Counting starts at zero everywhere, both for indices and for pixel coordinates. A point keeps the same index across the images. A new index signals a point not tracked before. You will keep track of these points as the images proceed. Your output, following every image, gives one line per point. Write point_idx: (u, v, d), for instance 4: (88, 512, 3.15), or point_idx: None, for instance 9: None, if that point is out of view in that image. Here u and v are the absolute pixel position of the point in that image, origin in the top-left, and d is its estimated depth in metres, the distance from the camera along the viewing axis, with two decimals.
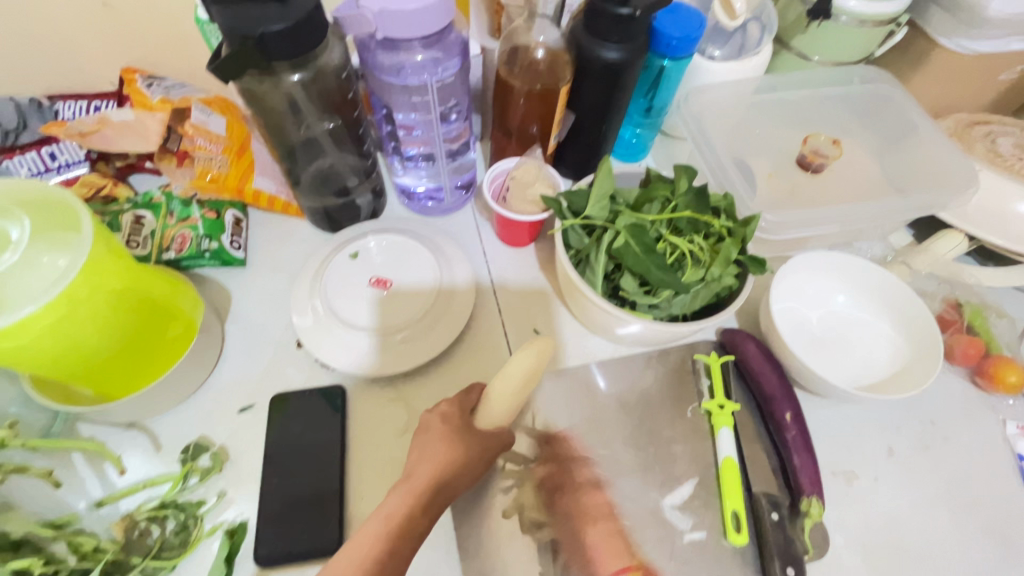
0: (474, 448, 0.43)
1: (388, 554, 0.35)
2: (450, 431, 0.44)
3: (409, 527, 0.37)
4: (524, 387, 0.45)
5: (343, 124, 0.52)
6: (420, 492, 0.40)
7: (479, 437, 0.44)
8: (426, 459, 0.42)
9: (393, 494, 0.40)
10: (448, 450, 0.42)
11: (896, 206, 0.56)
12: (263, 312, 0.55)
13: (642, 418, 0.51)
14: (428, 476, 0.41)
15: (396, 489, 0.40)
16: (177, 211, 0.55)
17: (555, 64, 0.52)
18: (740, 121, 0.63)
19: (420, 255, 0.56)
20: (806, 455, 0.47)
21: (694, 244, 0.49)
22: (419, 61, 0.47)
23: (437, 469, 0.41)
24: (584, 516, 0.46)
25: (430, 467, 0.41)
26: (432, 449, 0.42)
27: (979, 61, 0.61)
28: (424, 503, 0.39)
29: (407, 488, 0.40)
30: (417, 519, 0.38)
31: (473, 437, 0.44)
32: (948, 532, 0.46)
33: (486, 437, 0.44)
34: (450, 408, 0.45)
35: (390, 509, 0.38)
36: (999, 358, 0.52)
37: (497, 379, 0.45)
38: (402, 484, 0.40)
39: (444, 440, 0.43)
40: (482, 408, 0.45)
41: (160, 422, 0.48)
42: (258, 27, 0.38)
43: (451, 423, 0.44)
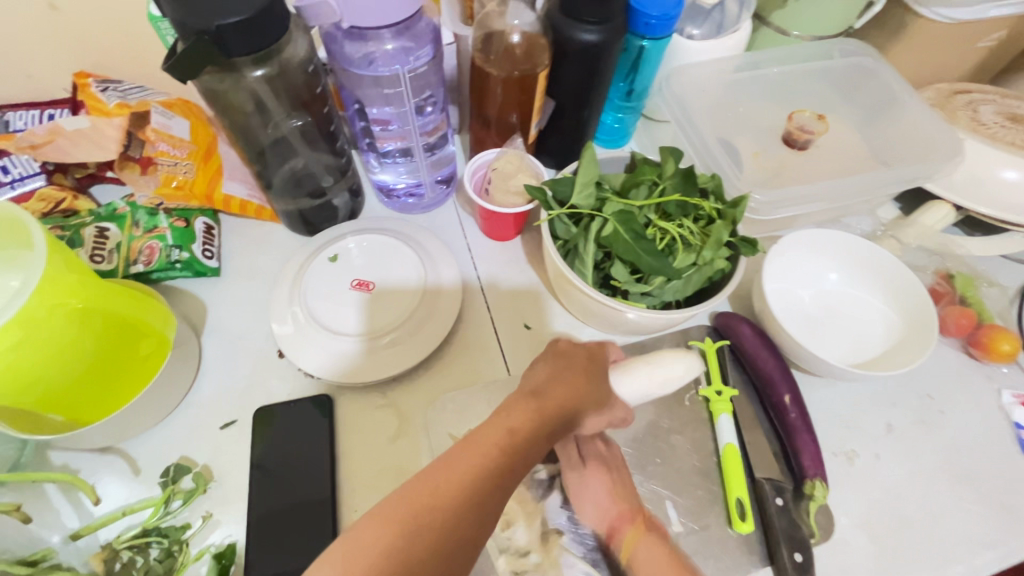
0: (605, 396, 0.41)
1: (504, 460, 0.32)
2: (571, 361, 0.40)
3: (532, 443, 0.34)
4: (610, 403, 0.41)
5: (312, 121, 0.50)
6: (548, 407, 0.36)
7: (601, 385, 0.41)
8: (560, 379, 0.38)
9: (518, 399, 0.36)
10: (568, 378, 0.39)
11: (883, 179, 0.55)
12: (240, 323, 0.52)
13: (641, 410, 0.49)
14: (558, 395, 0.37)
15: (524, 400, 0.36)
16: (143, 222, 0.52)
17: (531, 49, 0.50)
18: (723, 99, 0.62)
19: (403, 254, 0.54)
20: (808, 437, 0.46)
21: (684, 228, 0.48)
22: (388, 51, 0.44)
23: (569, 395, 0.38)
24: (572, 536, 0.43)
25: (562, 392, 0.37)
26: (551, 375, 0.39)
27: (958, 30, 0.61)
28: (546, 425, 0.35)
29: (528, 395, 0.36)
30: (537, 440, 0.34)
31: (593, 376, 0.40)
32: (951, 504, 0.46)
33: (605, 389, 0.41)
34: (589, 350, 0.42)
35: (515, 421, 0.34)
36: (993, 328, 0.51)
37: (599, 372, 0.41)
38: (529, 395, 0.36)
39: (563, 369, 0.39)
40: (598, 363, 0.42)
41: (136, 445, 0.46)
42: (213, 20, 0.36)
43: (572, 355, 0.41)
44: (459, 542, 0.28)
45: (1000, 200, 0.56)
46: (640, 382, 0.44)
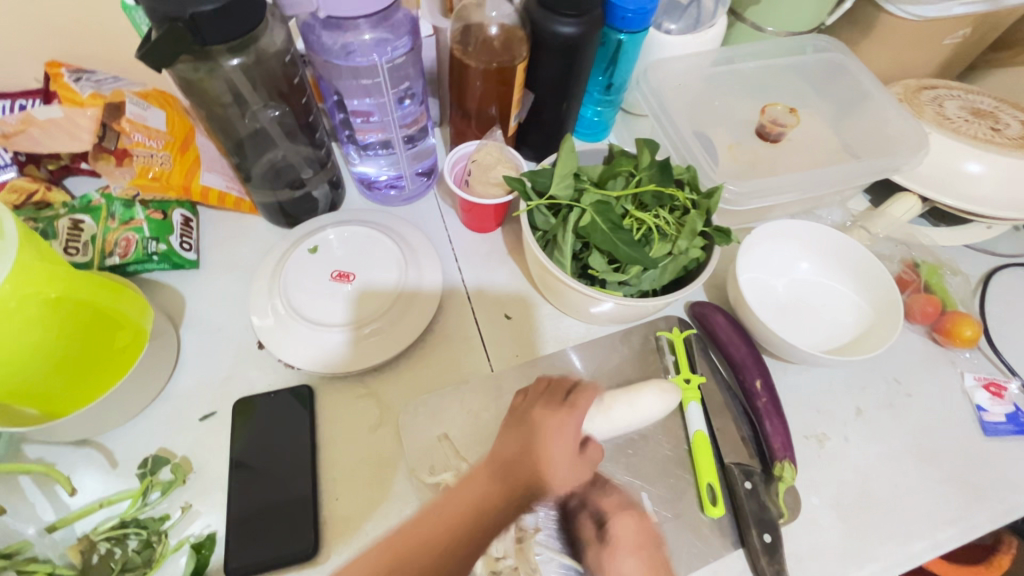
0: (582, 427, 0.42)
1: (458, 544, 0.33)
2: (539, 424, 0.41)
3: (490, 523, 0.35)
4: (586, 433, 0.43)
5: (291, 112, 0.50)
6: (509, 480, 0.37)
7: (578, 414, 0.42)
8: (529, 450, 0.39)
9: (481, 480, 0.37)
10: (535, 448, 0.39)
11: (851, 171, 0.57)
12: (219, 316, 0.52)
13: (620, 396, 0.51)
14: (523, 466, 0.38)
15: (483, 484, 0.37)
16: (119, 214, 0.51)
17: (509, 41, 0.50)
18: (699, 93, 0.63)
19: (383, 244, 0.54)
20: (778, 421, 0.47)
21: (660, 219, 0.49)
22: (366, 41, 0.45)
23: (535, 467, 0.38)
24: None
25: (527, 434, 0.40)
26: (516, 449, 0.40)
27: (923, 27, 0.63)
28: (514, 500, 0.36)
29: (489, 474, 0.38)
30: (499, 519, 0.35)
31: (565, 433, 0.40)
32: (916, 484, 0.48)
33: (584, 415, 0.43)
34: (566, 385, 0.44)
35: (478, 501, 0.36)
36: (955, 314, 0.53)
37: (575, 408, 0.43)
38: (490, 475, 0.38)
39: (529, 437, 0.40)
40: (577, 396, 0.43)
41: (113, 437, 0.46)
42: (187, 7, 0.36)
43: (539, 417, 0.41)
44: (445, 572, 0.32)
45: (964, 192, 0.58)
46: (614, 420, 0.45)
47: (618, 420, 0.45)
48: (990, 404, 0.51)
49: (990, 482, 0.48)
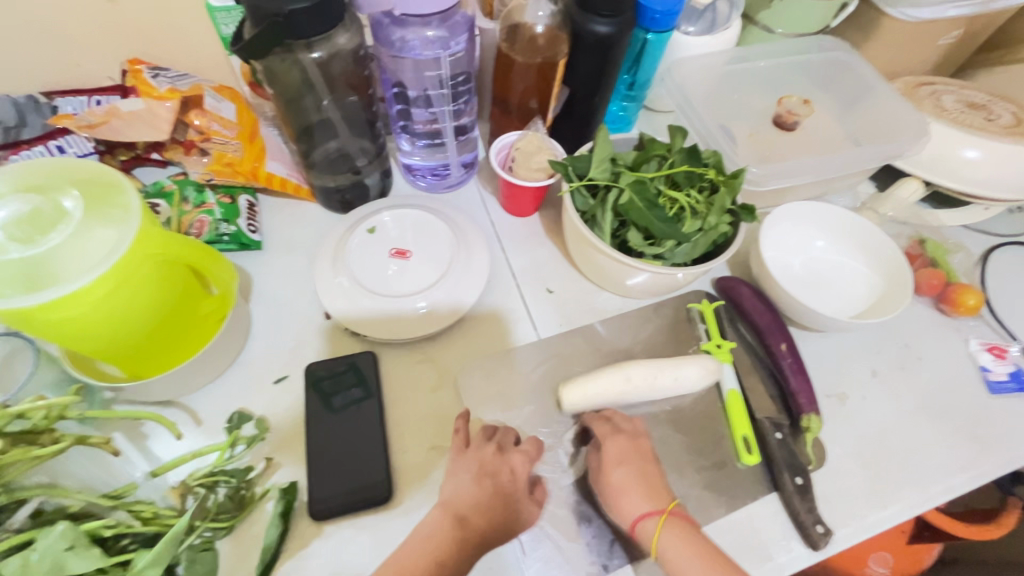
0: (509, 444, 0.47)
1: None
2: (489, 471, 0.44)
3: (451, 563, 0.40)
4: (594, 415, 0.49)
5: (357, 104, 0.55)
6: (471, 540, 0.41)
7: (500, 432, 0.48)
8: (483, 507, 0.43)
9: (441, 525, 0.42)
10: (490, 506, 0.43)
11: (860, 157, 0.62)
12: (284, 291, 0.56)
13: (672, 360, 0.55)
14: (479, 526, 0.42)
15: (448, 530, 0.41)
16: (192, 198, 0.56)
17: (553, 39, 0.55)
18: (718, 88, 0.69)
19: (434, 226, 0.59)
20: (802, 378, 0.52)
21: (691, 198, 0.54)
22: (429, 38, 0.49)
23: (489, 522, 0.43)
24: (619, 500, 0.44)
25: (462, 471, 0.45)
26: (472, 489, 0.43)
27: (922, 28, 0.69)
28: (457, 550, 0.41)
29: (448, 520, 0.42)
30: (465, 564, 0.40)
31: (516, 493, 0.45)
32: (929, 435, 0.52)
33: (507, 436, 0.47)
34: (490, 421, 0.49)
35: (441, 552, 0.40)
36: (959, 285, 0.59)
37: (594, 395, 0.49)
38: (452, 520, 0.42)
39: (487, 488, 0.43)
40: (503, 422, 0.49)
41: (196, 399, 0.50)
42: (285, 5, 0.41)
43: (485, 460, 0.45)
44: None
45: (960, 176, 0.63)
46: (661, 390, 0.50)
47: (665, 388, 0.50)
48: (993, 364, 0.56)
49: (997, 433, 0.53)
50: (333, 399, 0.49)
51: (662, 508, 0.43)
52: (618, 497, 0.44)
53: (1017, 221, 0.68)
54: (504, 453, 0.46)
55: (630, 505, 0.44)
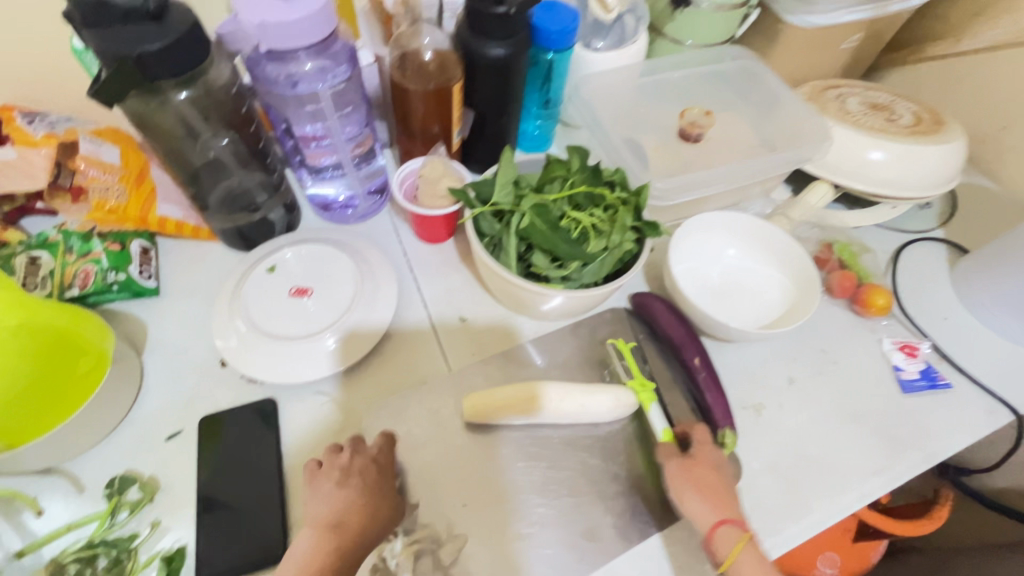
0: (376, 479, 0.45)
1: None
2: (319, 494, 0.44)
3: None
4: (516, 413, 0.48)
5: (241, 141, 0.53)
6: (347, 545, 0.42)
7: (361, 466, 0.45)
8: (354, 518, 0.43)
9: (319, 538, 0.42)
10: (360, 520, 0.43)
11: (769, 163, 0.63)
12: (183, 339, 0.54)
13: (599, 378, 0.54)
14: (354, 533, 0.42)
15: (323, 537, 0.42)
16: (77, 247, 0.52)
17: (444, 64, 0.55)
18: (628, 103, 0.69)
19: (338, 260, 0.57)
20: (717, 393, 0.51)
21: (594, 217, 0.53)
22: (308, 70, 0.48)
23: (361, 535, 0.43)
24: (703, 497, 0.45)
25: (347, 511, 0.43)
26: (327, 510, 0.43)
27: (823, 34, 0.70)
28: (326, 566, 0.40)
29: (326, 541, 0.42)
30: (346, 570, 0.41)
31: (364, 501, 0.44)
32: (844, 441, 0.52)
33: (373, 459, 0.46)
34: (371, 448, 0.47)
35: (318, 573, 0.40)
36: (870, 286, 0.59)
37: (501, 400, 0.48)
38: (324, 543, 0.41)
39: (353, 503, 0.43)
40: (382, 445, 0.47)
41: (79, 463, 0.47)
42: (135, 47, 0.39)
43: (333, 480, 0.44)
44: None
45: (872, 177, 0.63)
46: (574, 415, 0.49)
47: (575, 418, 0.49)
48: (905, 363, 0.56)
49: (911, 433, 0.53)
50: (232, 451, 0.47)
51: (744, 528, 0.45)
52: (710, 498, 0.45)
53: (925, 217, 0.69)
54: (347, 472, 0.45)
55: (718, 508, 0.45)
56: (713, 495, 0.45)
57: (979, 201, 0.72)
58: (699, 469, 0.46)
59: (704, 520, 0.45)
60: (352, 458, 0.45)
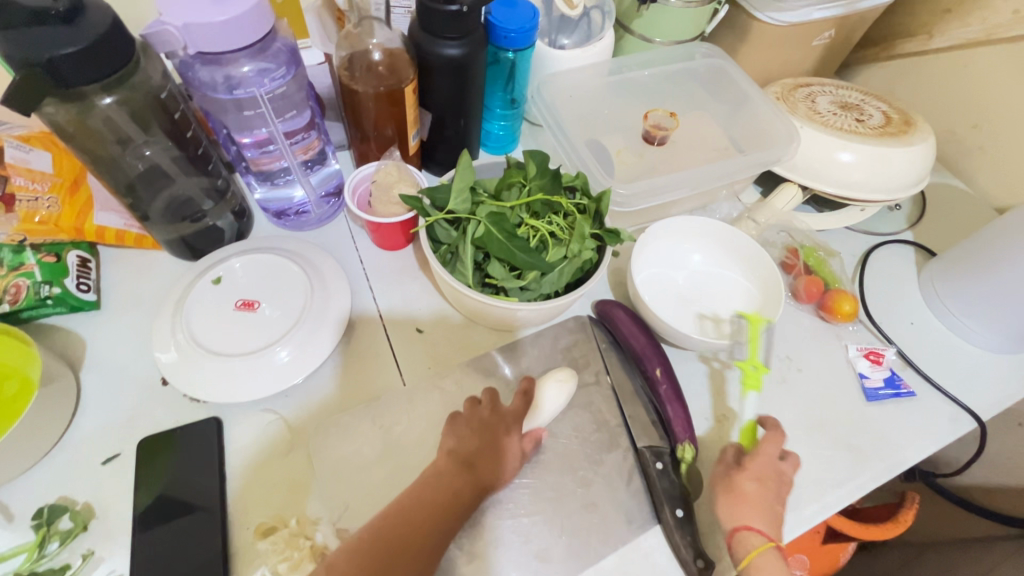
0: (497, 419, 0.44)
1: (429, 538, 0.38)
2: (479, 431, 0.43)
3: (449, 514, 0.40)
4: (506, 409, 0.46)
5: (179, 150, 0.50)
6: (478, 483, 0.42)
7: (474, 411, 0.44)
8: (488, 457, 0.43)
9: (449, 469, 0.41)
10: (491, 453, 0.43)
11: (737, 166, 0.62)
12: (123, 355, 0.51)
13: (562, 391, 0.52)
14: (487, 472, 0.42)
15: (456, 476, 0.41)
16: (8, 259, 0.49)
17: (394, 63, 0.52)
18: (593, 103, 0.67)
19: (288, 270, 0.55)
20: (678, 405, 0.50)
21: (553, 225, 0.51)
22: (247, 73, 0.46)
23: (493, 471, 0.43)
24: (745, 503, 0.44)
25: (461, 458, 0.42)
26: (474, 439, 0.43)
27: (792, 32, 0.68)
28: (452, 503, 0.40)
29: (456, 469, 0.41)
30: (465, 506, 0.41)
31: (510, 445, 0.44)
32: (807, 452, 0.51)
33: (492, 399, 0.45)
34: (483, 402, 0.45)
35: (445, 500, 0.40)
36: (836, 291, 0.58)
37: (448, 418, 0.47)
38: (462, 471, 0.41)
39: (488, 441, 0.43)
40: (490, 397, 0.45)
41: (8, 491, 0.44)
42: (45, 51, 0.36)
43: (482, 417, 0.44)
44: (425, 544, 0.38)
45: (840, 179, 0.62)
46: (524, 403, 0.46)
47: (531, 394, 0.47)
48: (870, 370, 0.56)
49: (874, 443, 0.52)
50: (165, 478, 0.45)
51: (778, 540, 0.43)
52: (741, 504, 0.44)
53: (894, 219, 0.69)
54: (502, 411, 0.45)
55: (745, 512, 0.43)
56: (752, 503, 0.44)
57: (949, 201, 0.71)
58: (745, 475, 0.45)
59: (731, 517, 0.43)
60: (491, 407, 0.45)
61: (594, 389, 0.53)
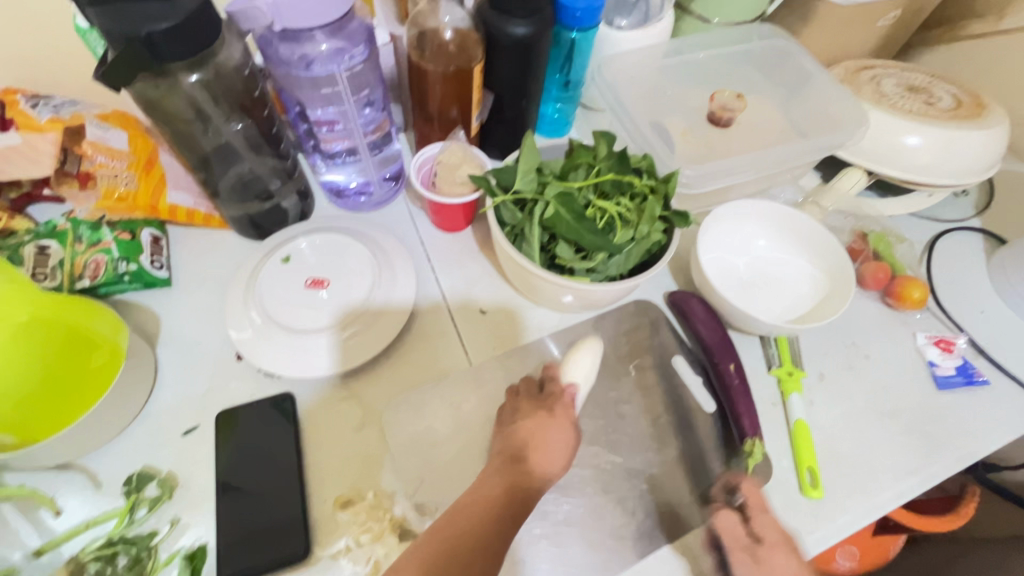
0: (538, 406, 0.46)
1: (492, 527, 0.37)
2: (519, 423, 0.45)
3: (509, 501, 0.39)
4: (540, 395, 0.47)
5: (254, 125, 0.50)
6: (532, 474, 0.42)
7: (508, 408, 0.47)
8: (535, 444, 0.43)
9: (500, 468, 0.42)
10: (541, 438, 0.44)
11: (804, 149, 0.60)
12: (197, 331, 0.53)
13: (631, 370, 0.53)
14: (538, 464, 0.42)
15: (506, 470, 0.42)
16: (86, 237, 0.51)
17: (464, 44, 0.52)
18: (652, 84, 0.66)
19: (356, 251, 0.55)
20: (748, 402, 0.49)
21: (621, 206, 0.51)
22: (324, 51, 0.46)
23: (543, 460, 0.43)
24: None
25: (513, 446, 0.43)
26: (518, 428, 0.44)
27: (858, 12, 0.66)
28: (510, 492, 0.40)
29: (506, 461, 0.43)
30: (527, 494, 0.40)
31: (555, 429, 0.44)
32: (880, 439, 0.50)
33: (528, 390, 0.47)
34: (522, 391, 0.48)
35: (506, 483, 0.41)
36: (904, 278, 0.57)
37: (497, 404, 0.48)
38: (511, 460, 0.42)
39: (531, 428, 0.44)
40: (523, 388, 0.48)
41: (95, 459, 0.46)
42: (143, 26, 0.36)
43: (520, 411, 0.46)
44: (492, 522, 0.38)
45: (905, 163, 0.61)
46: (555, 382, 0.47)
47: (556, 373, 0.48)
48: (941, 358, 0.55)
49: (947, 432, 0.51)
50: (244, 450, 0.46)
51: None
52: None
53: (960, 206, 0.67)
54: (538, 400, 0.46)
55: None
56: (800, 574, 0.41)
57: (1017, 188, 0.69)
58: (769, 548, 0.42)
59: None
60: (528, 397, 0.47)
61: (658, 372, 0.53)
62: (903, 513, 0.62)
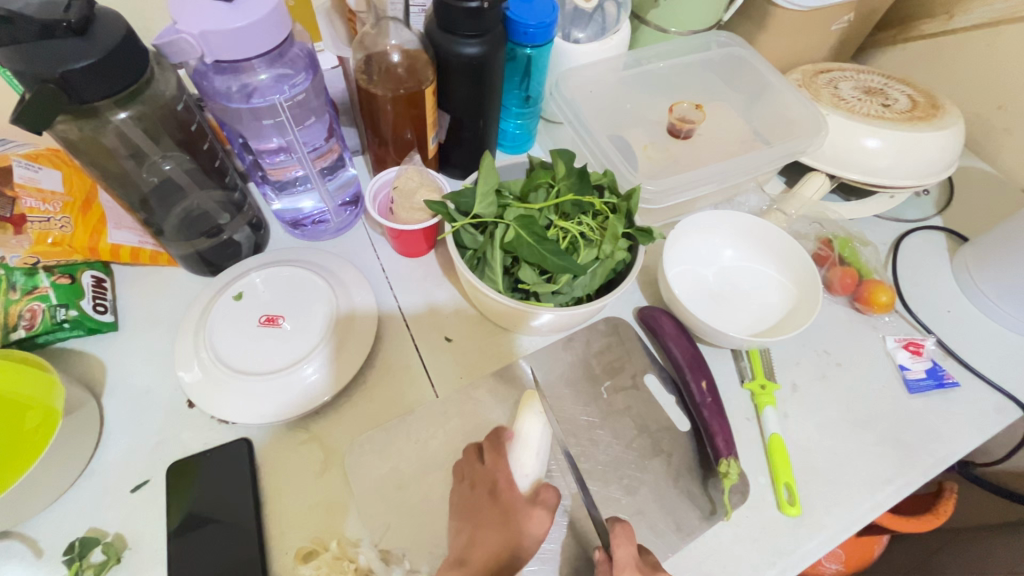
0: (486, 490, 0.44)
1: None
2: (477, 506, 0.44)
3: None
4: (487, 472, 0.45)
5: (193, 160, 0.48)
6: (483, 566, 0.41)
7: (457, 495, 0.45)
8: (485, 533, 0.42)
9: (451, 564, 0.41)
10: (491, 528, 0.42)
11: (766, 157, 0.60)
12: (146, 377, 0.50)
13: (604, 391, 0.51)
14: (487, 553, 0.41)
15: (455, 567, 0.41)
16: (21, 283, 0.47)
17: (414, 65, 0.50)
18: (612, 97, 0.65)
19: (313, 285, 0.53)
20: (722, 420, 0.48)
21: (583, 226, 0.50)
22: (263, 81, 0.44)
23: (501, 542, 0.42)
24: None
25: (475, 540, 0.42)
26: (473, 516, 0.43)
27: (813, 17, 0.66)
28: None
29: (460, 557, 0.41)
30: None
31: (510, 510, 0.43)
32: (855, 449, 0.50)
33: (473, 468, 0.46)
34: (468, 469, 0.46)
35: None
36: (871, 282, 0.57)
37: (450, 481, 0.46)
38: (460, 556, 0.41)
39: (481, 516, 0.43)
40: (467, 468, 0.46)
41: (36, 525, 0.43)
42: (56, 67, 0.34)
43: (467, 496, 0.44)
44: None
45: (866, 166, 0.60)
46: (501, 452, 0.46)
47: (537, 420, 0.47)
48: (911, 362, 0.55)
49: (920, 436, 0.51)
50: (196, 509, 0.43)
51: None
52: None
53: (922, 205, 0.68)
54: (481, 480, 0.45)
55: None
56: None
57: (976, 185, 0.70)
58: None
59: None
60: (473, 477, 0.45)
61: (632, 393, 0.51)
62: (888, 518, 0.62)
